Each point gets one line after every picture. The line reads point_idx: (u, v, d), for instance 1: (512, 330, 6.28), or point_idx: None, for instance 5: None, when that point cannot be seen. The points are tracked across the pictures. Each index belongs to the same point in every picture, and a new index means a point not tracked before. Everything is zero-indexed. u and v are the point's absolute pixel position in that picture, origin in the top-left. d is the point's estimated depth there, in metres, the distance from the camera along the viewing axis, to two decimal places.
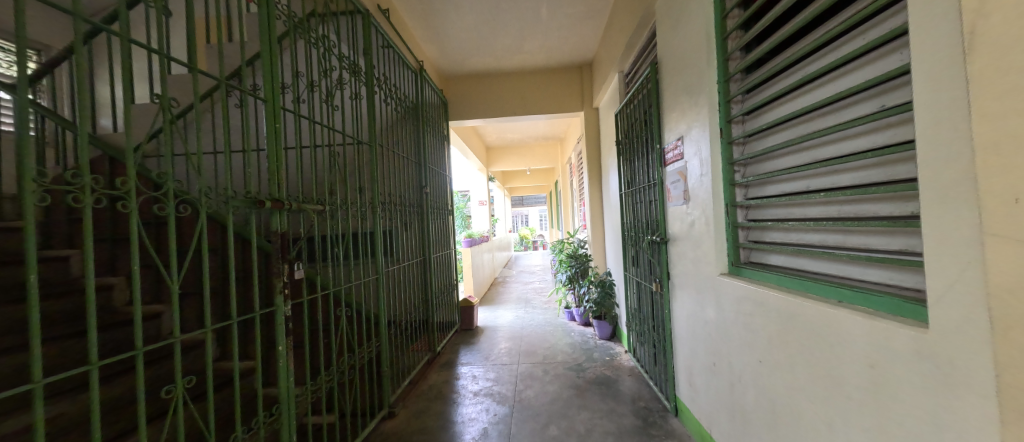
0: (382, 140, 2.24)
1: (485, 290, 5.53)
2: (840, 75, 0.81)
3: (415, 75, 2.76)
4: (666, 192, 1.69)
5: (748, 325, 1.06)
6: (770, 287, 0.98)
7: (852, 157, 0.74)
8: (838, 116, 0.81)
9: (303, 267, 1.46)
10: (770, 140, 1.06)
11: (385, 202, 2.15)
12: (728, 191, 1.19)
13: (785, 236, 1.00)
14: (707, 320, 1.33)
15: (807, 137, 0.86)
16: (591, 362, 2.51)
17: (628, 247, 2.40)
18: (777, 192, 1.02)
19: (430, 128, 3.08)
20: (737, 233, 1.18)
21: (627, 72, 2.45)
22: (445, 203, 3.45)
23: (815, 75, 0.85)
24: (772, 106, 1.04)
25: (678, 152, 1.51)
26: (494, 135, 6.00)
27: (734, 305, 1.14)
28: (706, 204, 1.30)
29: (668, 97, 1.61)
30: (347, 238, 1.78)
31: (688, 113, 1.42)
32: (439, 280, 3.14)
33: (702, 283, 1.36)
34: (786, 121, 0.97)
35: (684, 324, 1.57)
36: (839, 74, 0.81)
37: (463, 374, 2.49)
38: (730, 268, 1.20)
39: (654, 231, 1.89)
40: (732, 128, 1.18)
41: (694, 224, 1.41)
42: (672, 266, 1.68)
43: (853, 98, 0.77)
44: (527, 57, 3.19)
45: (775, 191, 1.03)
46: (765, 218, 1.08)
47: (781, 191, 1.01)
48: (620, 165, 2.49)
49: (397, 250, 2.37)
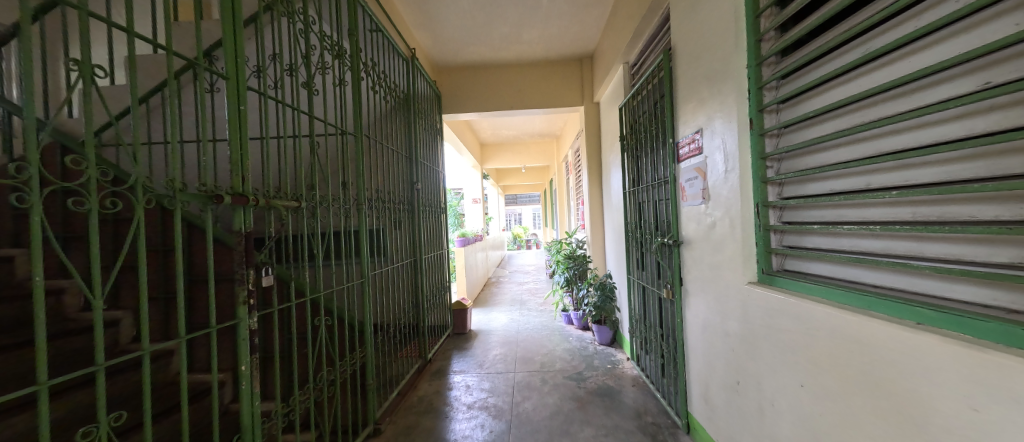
0: (369, 131, 2.04)
1: (479, 291, 5.36)
2: (912, 51, 0.67)
3: (406, 62, 2.56)
4: (680, 190, 1.55)
5: (785, 342, 0.93)
6: (815, 300, 0.84)
7: (935, 149, 0.60)
8: (909, 101, 0.67)
9: (274, 273, 1.20)
10: (813, 131, 0.91)
11: (373, 200, 1.95)
12: (758, 189, 1.05)
13: (832, 242, 0.86)
14: (729, 334, 1.20)
15: (871, 125, 0.72)
16: (591, 370, 2.37)
17: (633, 250, 2.26)
18: (823, 190, 0.88)
19: (422, 121, 2.88)
20: (769, 238, 1.04)
21: (633, 63, 2.30)
22: (437, 201, 3.27)
23: (878, 53, 0.71)
24: (816, 92, 0.90)
25: (696, 146, 1.38)
26: (488, 131, 5.84)
27: (766, 318, 1.00)
28: (732, 204, 1.17)
29: (684, 86, 1.47)
30: (327, 239, 1.56)
31: (709, 104, 1.28)
32: (431, 282, 2.96)
33: (724, 292, 1.23)
34: (836, 109, 0.83)
35: (699, 335, 1.44)
36: (911, 50, 0.67)
37: (456, 383, 2.32)
38: (760, 276, 1.06)
39: (665, 233, 1.75)
40: (764, 119, 1.04)
41: (715, 226, 1.28)
42: (686, 272, 1.55)
43: (931, 79, 0.63)
44: (525, 47, 3.03)
45: (819, 190, 0.89)
46: (806, 220, 0.93)
47: (829, 189, 0.87)
48: (626, 162, 2.34)
49: (386, 250, 2.19)
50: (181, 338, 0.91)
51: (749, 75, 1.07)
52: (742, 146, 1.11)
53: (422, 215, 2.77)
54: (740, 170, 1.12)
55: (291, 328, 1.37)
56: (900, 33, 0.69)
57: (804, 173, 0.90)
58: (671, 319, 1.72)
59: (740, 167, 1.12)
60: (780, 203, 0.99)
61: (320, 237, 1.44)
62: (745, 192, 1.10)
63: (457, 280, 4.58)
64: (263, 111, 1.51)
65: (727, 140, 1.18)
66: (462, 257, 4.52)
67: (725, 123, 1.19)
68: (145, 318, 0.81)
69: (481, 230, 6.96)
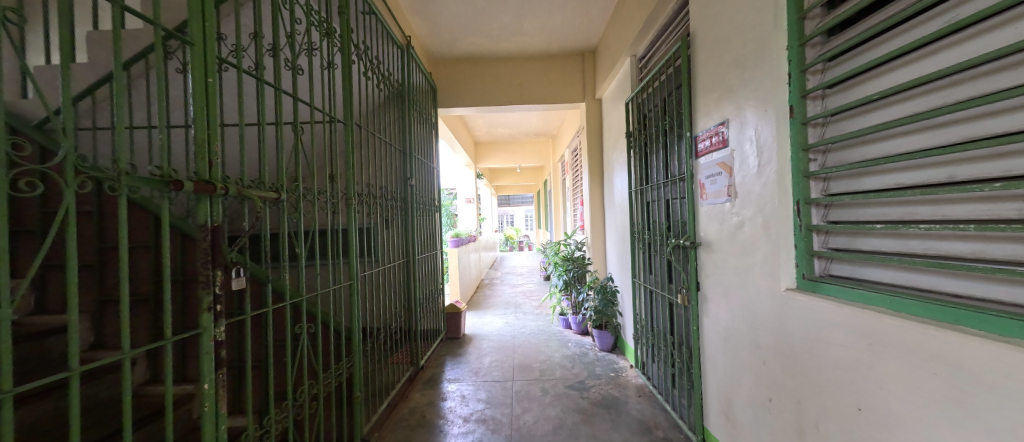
0: (363, 121, 1.86)
1: (472, 293, 5.20)
2: (989, 27, 0.57)
3: (401, 50, 2.39)
4: (699, 188, 1.46)
5: (837, 357, 0.83)
6: (879, 312, 0.74)
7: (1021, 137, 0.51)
8: (985, 84, 0.58)
9: (246, 275, 0.91)
10: (874, 117, 0.79)
11: (364, 195, 1.77)
12: (799, 185, 0.95)
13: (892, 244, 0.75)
14: (761, 347, 1.09)
15: (951, 108, 0.59)
16: (593, 379, 2.25)
17: (640, 252, 2.15)
18: (885, 185, 0.76)
19: (417, 113, 2.72)
20: (811, 239, 0.93)
21: (642, 57, 2.20)
22: (432, 200, 3.11)
23: (942, 32, 0.62)
24: (876, 73, 0.78)
25: (721, 138, 1.29)
26: (483, 128, 5.70)
27: (810, 329, 0.90)
28: (765, 200, 1.07)
29: (707, 75, 1.36)
30: (311, 235, 1.38)
31: (739, 93, 1.18)
32: (424, 283, 2.78)
33: (755, 300, 1.12)
34: (894, 95, 0.73)
35: (719, 344, 1.34)
36: (988, 27, 0.57)
37: (451, 394, 2.16)
38: (802, 282, 0.95)
39: (679, 234, 1.65)
40: (806, 107, 0.94)
41: (743, 225, 1.18)
42: (704, 276, 1.45)
43: (1015, 57, 0.54)
44: (526, 39, 2.91)
45: (875, 185, 0.79)
46: (860, 220, 0.83)
47: (895, 183, 0.74)
48: (633, 161, 2.24)
49: (377, 250, 2.02)
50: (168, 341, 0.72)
51: (789, 58, 0.96)
52: (781, 138, 1.00)
53: (415, 213, 2.60)
54: (776, 164, 1.02)
55: (268, 336, 1.19)
56: (975, 7, 0.59)
57: (859, 165, 0.79)
58: (686, 326, 1.61)
59: (775, 161, 1.03)
60: (825, 200, 0.89)
61: (303, 235, 1.26)
62: (782, 189, 1.00)
63: (450, 282, 4.40)
64: (241, 91, 1.34)
65: (761, 133, 1.08)
66: (455, 257, 4.35)
67: (759, 113, 1.09)
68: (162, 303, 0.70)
69: (474, 230, 6.79)
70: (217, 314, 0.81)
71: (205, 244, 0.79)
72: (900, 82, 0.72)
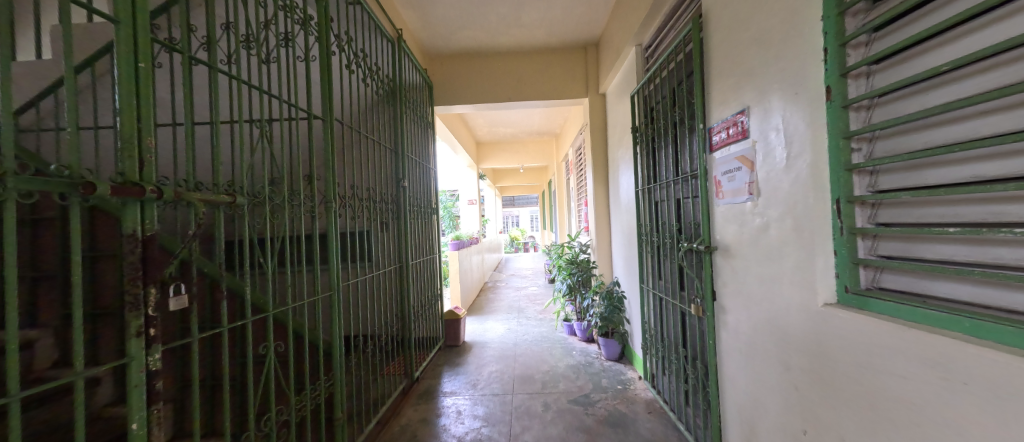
0: (349, 119, 1.76)
1: (474, 297, 5.06)
2: None
3: (391, 44, 2.28)
4: (714, 185, 1.30)
5: (891, 391, 0.67)
6: (949, 337, 0.58)
7: None
8: None
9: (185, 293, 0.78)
10: (936, 96, 0.63)
11: (350, 197, 1.66)
12: (839, 180, 0.79)
13: (963, 253, 0.59)
14: (792, 370, 0.94)
15: None
16: (599, 392, 2.10)
17: (648, 256, 2.00)
18: (954, 179, 0.60)
19: (412, 112, 2.61)
20: (855, 244, 0.78)
21: (647, 46, 2.06)
22: (428, 202, 2.99)
23: None
24: (935, 43, 0.62)
25: (741, 129, 1.13)
26: (484, 128, 5.60)
27: (855, 354, 0.75)
28: (797, 198, 0.92)
29: (724, 59, 1.21)
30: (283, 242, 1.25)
31: (763, 75, 1.03)
32: (420, 290, 2.66)
33: (784, 314, 0.97)
34: (963, 67, 0.57)
35: (739, 362, 1.18)
36: None
37: (446, 409, 2.04)
38: (844, 297, 0.80)
39: (691, 238, 1.50)
40: (846, 87, 0.78)
41: (769, 227, 1.02)
42: (721, 285, 1.29)
43: None
44: (525, 32, 2.78)
45: (940, 179, 0.62)
46: (920, 222, 0.67)
47: (969, 176, 0.58)
48: (640, 158, 2.09)
49: (368, 256, 1.91)
50: (77, 377, 0.56)
51: (825, 30, 0.81)
52: (816, 124, 0.85)
53: (409, 217, 2.48)
54: (811, 156, 0.87)
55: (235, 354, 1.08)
56: None
57: (916, 155, 0.63)
58: (701, 340, 1.46)
59: (809, 153, 0.87)
60: (873, 199, 0.73)
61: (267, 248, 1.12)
62: (817, 184, 0.85)
63: (450, 286, 4.28)
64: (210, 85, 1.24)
65: (789, 121, 0.93)
66: (455, 260, 4.22)
67: (787, 98, 0.94)
68: (77, 329, 0.57)
69: (477, 232, 6.66)
70: (152, 339, 0.69)
71: (134, 258, 0.67)
72: (971, 50, 0.56)
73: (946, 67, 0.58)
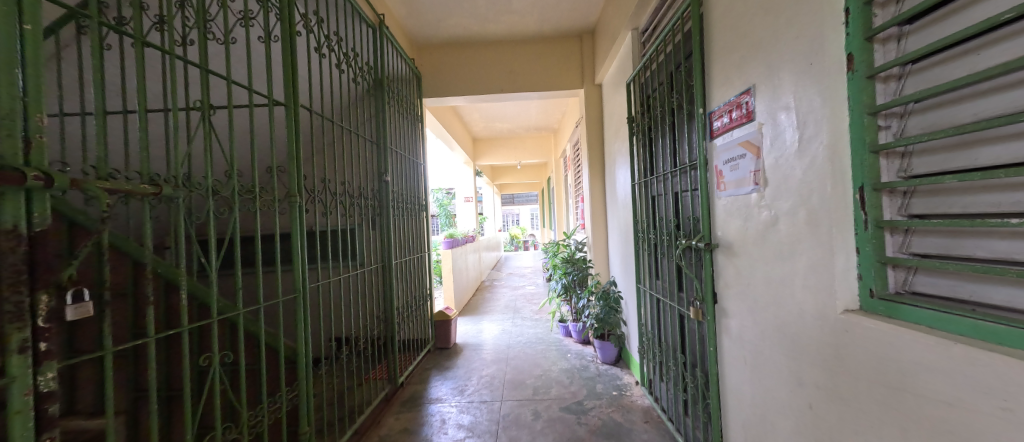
0: (319, 110, 1.70)
1: (469, 296, 4.94)
2: None
3: (372, 30, 2.16)
4: (715, 176, 1.17)
5: (931, 419, 0.55)
6: (1004, 355, 0.45)
7: None
8: None
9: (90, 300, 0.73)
10: (986, 58, 0.49)
11: (318, 192, 1.58)
12: (864, 165, 0.67)
13: (1021, 250, 0.46)
14: (806, 386, 0.82)
15: None
16: (593, 399, 1.98)
17: (645, 254, 1.88)
18: (1008, 159, 0.47)
19: (397, 103, 2.49)
20: (881, 240, 0.65)
21: (643, 29, 1.93)
22: (417, 199, 2.89)
23: None
24: None
25: (745, 111, 1.00)
26: (479, 123, 5.48)
27: (884, 372, 0.63)
28: (811, 188, 0.79)
29: (727, 32, 1.08)
30: (232, 246, 1.30)
31: (771, 47, 0.90)
32: (406, 290, 2.54)
33: (796, 321, 0.84)
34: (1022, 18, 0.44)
35: (745, 374, 1.06)
36: None
37: (431, 417, 1.94)
38: (871, 302, 0.67)
39: (689, 234, 1.37)
40: (872, 55, 0.65)
41: (777, 222, 0.89)
42: (722, 286, 1.17)
43: None
44: (516, 19, 2.65)
45: (990, 161, 0.49)
46: (963, 213, 0.54)
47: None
48: (635, 151, 1.96)
49: (347, 253, 1.86)
50: None
51: None
52: (837, 99, 0.72)
53: (394, 213, 2.36)
54: (829, 136, 0.74)
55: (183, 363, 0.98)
56: None
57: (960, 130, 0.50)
58: (701, 346, 1.33)
59: (827, 134, 0.74)
60: (904, 185, 0.61)
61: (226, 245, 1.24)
62: (837, 170, 0.72)
63: (444, 285, 4.16)
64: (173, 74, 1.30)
65: (803, 99, 0.80)
66: (448, 259, 4.09)
67: (800, 70, 0.81)
68: None
69: (474, 230, 6.54)
70: (43, 356, 0.60)
71: (17, 258, 0.57)
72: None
73: (996, 19, 0.45)
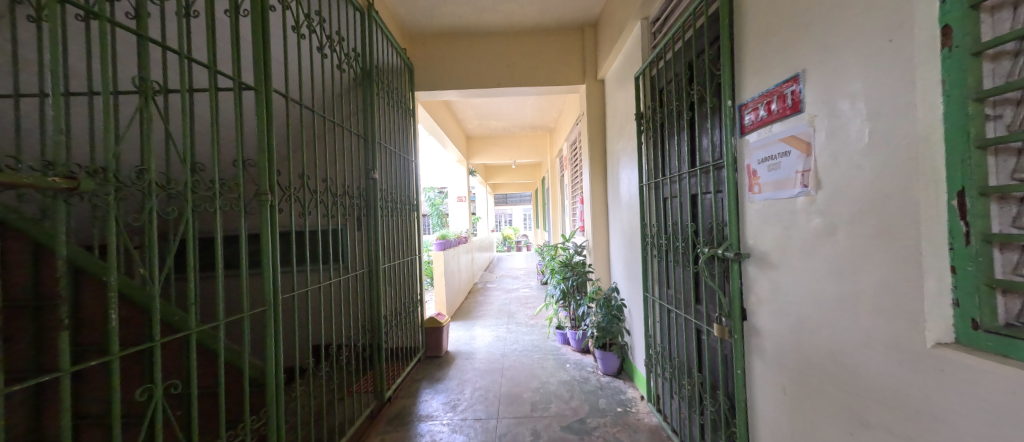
0: (299, 98, 1.51)
1: (461, 299, 4.76)
2: None
3: (360, 13, 1.97)
4: (747, 176, 1.04)
5: None
6: None
7: None
8: None
9: None
10: None
11: (294, 188, 1.39)
12: (964, 163, 0.51)
13: None
14: (870, 429, 0.68)
15: None
16: (596, 416, 1.84)
17: (654, 260, 1.75)
18: None
19: (388, 95, 2.30)
20: (990, 259, 0.49)
21: (655, 19, 1.79)
22: (409, 199, 2.71)
23: None
24: None
25: (789, 102, 0.86)
26: (473, 120, 5.30)
27: (981, 422, 0.49)
28: (879, 191, 0.64)
29: (765, 12, 0.94)
30: (191, 251, 1.12)
31: (825, 23, 0.75)
32: (395, 296, 2.35)
33: (858, 351, 0.70)
34: None
35: (782, 405, 0.92)
36: None
37: (422, 437, 1.76)
38: (978, 338, 0.51)
39: (712, 241, 1.24)
40: (979, 26, 0.49)
41: (832, 231, 0.75)
42: (754, 302, 1.04)
43: None
44: (515, 8, 2.49)
45: None
46: None
47: None
48: (644, 149, 1.83)
49: (335, 256, 1.69)
50: None
51: None
52: (924, 78, 0.56)
53: (382, 214, 2.18)
54: (904, 129, 0.60)
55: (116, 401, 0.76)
56: None
57: None
58: (726, 367, 1.19)
59: (907, 122, 0.59)
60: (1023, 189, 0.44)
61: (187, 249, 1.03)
62: (917, 169, 0.57)
63: (435, 288, 3.97)
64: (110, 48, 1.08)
65: (871, 81, 0.65)
66: (439, 261, 3.90)
67: (867, 46, 0.66)
68: None
69: (466, 230, 6.35)
70: None
71: None
72: None
73: None
